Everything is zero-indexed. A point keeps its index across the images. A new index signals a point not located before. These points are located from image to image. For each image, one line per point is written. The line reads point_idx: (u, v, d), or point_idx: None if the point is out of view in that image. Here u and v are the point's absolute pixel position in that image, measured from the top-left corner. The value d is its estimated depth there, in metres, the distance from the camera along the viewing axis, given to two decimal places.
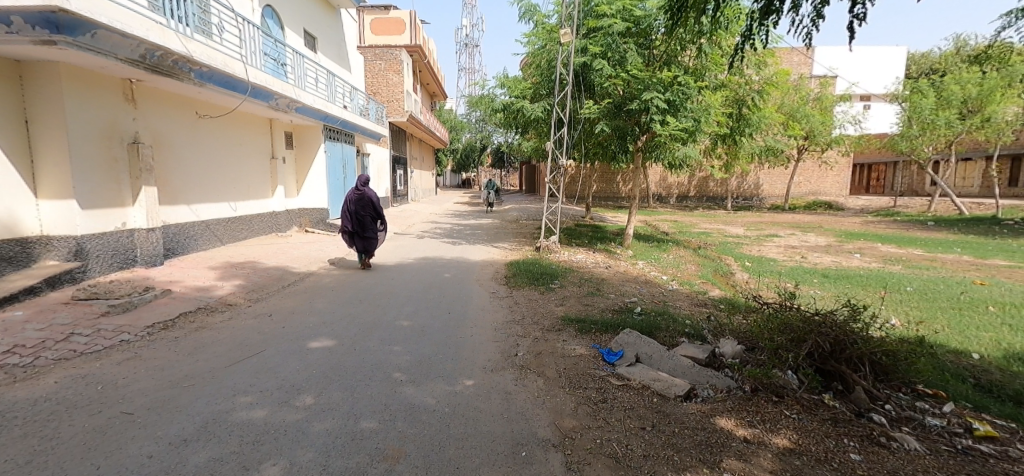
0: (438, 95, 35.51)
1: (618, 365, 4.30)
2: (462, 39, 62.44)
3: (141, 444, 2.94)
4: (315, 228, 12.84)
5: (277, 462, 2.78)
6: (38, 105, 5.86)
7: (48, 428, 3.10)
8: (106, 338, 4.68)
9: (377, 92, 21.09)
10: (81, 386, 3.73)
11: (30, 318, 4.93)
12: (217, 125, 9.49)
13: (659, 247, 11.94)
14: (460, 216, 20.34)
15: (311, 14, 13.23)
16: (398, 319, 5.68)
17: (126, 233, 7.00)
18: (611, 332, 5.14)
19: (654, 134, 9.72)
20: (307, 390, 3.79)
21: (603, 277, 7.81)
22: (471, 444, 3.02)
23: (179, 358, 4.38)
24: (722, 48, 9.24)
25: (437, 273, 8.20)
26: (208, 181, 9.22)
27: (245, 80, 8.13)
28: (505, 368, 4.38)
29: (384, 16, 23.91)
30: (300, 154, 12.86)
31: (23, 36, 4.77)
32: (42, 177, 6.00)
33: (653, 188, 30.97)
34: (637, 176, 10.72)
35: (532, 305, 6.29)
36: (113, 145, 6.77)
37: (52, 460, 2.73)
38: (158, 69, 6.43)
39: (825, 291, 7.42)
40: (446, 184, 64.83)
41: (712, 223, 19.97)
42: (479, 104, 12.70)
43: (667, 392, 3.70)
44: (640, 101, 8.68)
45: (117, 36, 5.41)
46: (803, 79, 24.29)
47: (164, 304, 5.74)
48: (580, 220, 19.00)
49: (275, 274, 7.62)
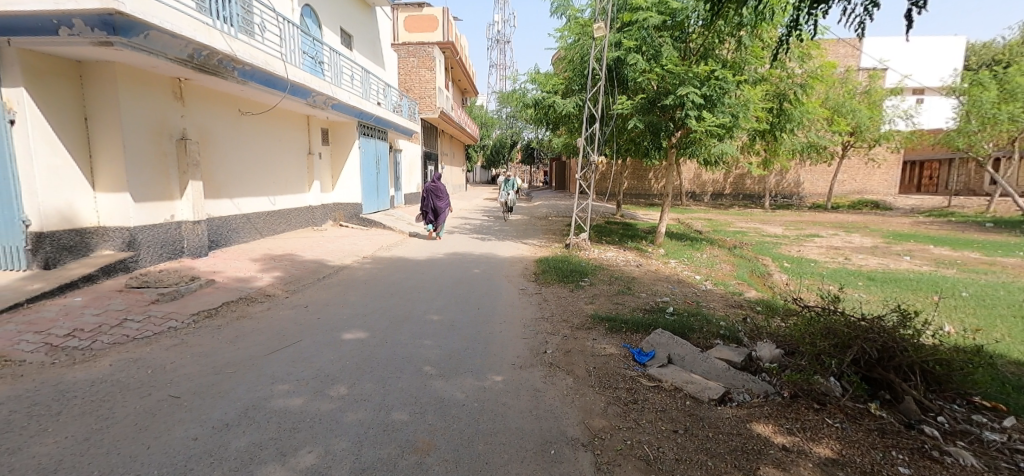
0: (469, 92, 35.56)
1: (650, 366, 4.25)
2: (494, 36, 62.16)
3: (188, 427, 3.09)
4: (350, 222, 13.15)
5: (313, 449, 2.87)
6: (95, 103, 6.20)
7: (104, 408, 3.31)
8: (156, 324, 4.93)
9: (409, 89, 21.40)
10: (132, 369, 3.95)
11: (87, 303, 5.25)
12: (258, 122, 9.81)
13: (693, 246, 11.66)
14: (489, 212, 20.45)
15: (347, 13, 13.48)
16: (428, 313, 5.75)
17: (174, 224, 7.33)
18: (643, 332, 5.05)
19: (689, 129, 9.44)
20: (341, 380, 3.90)
21: (634, 276, 7.68)
22: (500, 441, 3.03)
23: (223, 345, 4.58)
24: (763, 41, 8.95)
25: (466, 268, 8.25)
26: (250, 176, 9.59)
27: (284, 78, 8.35)
28: (534, 365, 4.38)
29: (417, 13, 24.17)
30: (336, 150, 13.19)
31: (83, 38, 5.03)
32: (99, 171, 6.35)
33: (686, 186, 30.40)
34: (670, 173, 10.42)
35: (561, 303, 6.24)
36: (163, 141, 7.09)
37: (107, 438, 2.92)
38: (205, 68, 6.67)
39: (872, 295, 7.06)
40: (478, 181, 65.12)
41: (749, 221, 19.32)
42: (510, 99, 12.63)
43: (701, 394, 3.62)
44: (674, 97, 8.42)
45: (167, 36, 5.62)
46: (851, 71, 23.11)
47: (208, 293, 5.99)
48: (609, 217, 18.74)
49: (311, 266, 7.84)
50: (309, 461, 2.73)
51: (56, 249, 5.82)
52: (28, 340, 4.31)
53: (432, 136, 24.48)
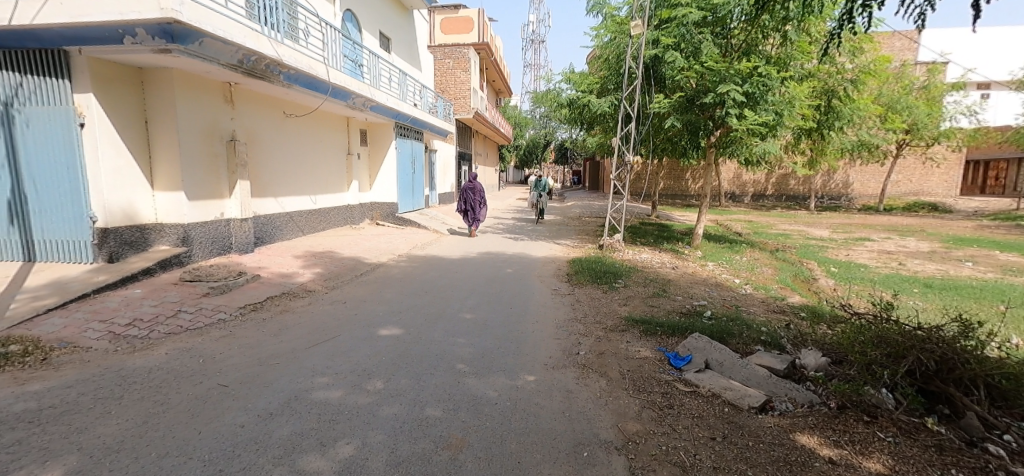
0: (503, 92, 35.70)
1: (686, 370, 4.16)
2: (530, 36, 62.35)
3: (235, 415, 3.24)
4: (385, 221, 13.46)
5: (350, 441, 2.95)
6: (155, 107, 6.60)
7: (160, 394, 3.53)
8: (206, 316, 5.20)
9: (444, 90, 21.71)
10: (185, 358, 4.19)
11: (146, 295, 5.60)
12: (301, 123, 10.18)
13: (732, 248, 11.30)
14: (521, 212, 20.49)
15: (386, 17, 13.82)
16: (461, 312, 5.82)
17: (223, 222, 7.71)
18: (679, 336, 4.93)
19: (730, 128, 9.14)
20: (377, 375, 4.00)
21: (669, 278, 7.51)
22: (532, 440, 3.03)
23: (267, 338, 4.79)
24: (810, 35, 8.58)
25: (499, 267, 8.30)
26: (293, 176, 9.97)
27: (326, 81, 8.64)
28: (566, 365, 4.36)
29: (453, 15, 24.48)
30: (373, 150, 13.54)
31: (145, 46, 5.35)
32: (157, 171, 6.76)
33: (726, 187, 29.53)
34: (708, 173, 10.15)
35: (594, 304, 6.18)
36: (215, 142, 7.47)
37: (163, 422, 3.11)
38: (253, 72, 6.98)
39: (929, 303, 6.64)
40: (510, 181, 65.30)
41: (793, 224, 18.53)
42: (544, 99, 12.60)
43: (740, 401, 3.51)
44: (714, 94, 8.15)
45: (220, 43, 5.91)
46: (907, 66, 21.78)
47: (253, 287, 6.27)
48: (644, 218, 18.41)
49: (349, 263, 8.07)
50: (346, 452, 2.82)
51: (119, 244, 6.25)
52: (94, 328, 4.65)
53: (466, 137, 24.74)
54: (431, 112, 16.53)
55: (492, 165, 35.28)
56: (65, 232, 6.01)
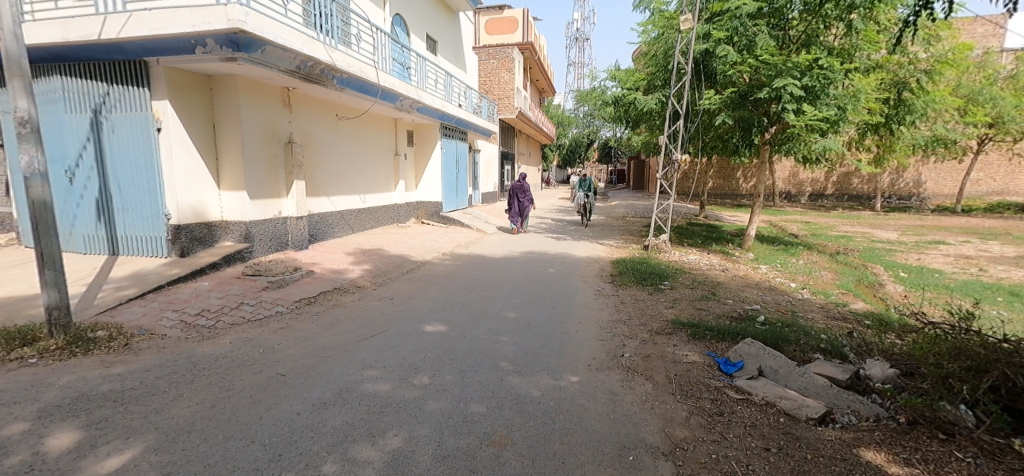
0: (547, 91, 35.65)
1: (738, 377, 3.99)
2: (574, 34, 61.99)
3: (292, 403, 3.42)
4: (430, 220, 13.78)
5: (398, 433, 3.04)
6: (222, 112, 7.05)
7: (226, 380, 3.78)
8: (266, 308, 5.52)
9: (488, 90, 21.94)
10: (248, 348, 4.47)
11: (212, 287, 6.01)
12: (352, 125, 10.58)
13: (787, 251, 10.76)
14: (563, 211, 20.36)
15: (434, 20, 14.13)
16: (505, 310, 5.87)
17: (281, 220, 8.13)
18: (729, 341, 4.75)
19: (786, 124, 8.69)
20: (423, 370, 4.10)
21: (719, 281, 7.25)
22: (576, 442, 3.01)
23: (321, 330, 5.02)
24: (879, 23, 8.02)
25: (542, 267, 8.30)
26: (344, 176, 10.37)
27: (376, 84, 8.93)
28: (611, 368, 4.29)
29: (498, 16, 24.66)
30: (420, 151, 13.89)
31: (213, 55, 5.73)
32: (223, 172, 7.22)
33: (780, 186, 28.15)
34: (762, 171, 9.71)
35: (639, 306, 6.06)
36: (274, 144, 7.88)
37: (228, 407, 3.33)
38: (310, 78, 7.31)
39: (1018, 314, 6.03)
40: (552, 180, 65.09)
41: (857, 225, 17.38)
42: (588, 97, 12.45)
43: (798, 412, 3.33)
44: (769, 89, 7.74)
45: (280, 50, 6.23)
46: (992, 53, 19.89)
47: (308, 282, 6.59)
48: (691, 218, 17.85)
49: (396, 261, 8.31)
50: (395, 444, 2.91)
51: (189, 240, 6.74)
52: (169, 317, 5.04)
53: (509, 137, 24.88)
54: (476, 113, 16.74)
55: (534, 164, 35.31)
56: (144, 228, 6.56)
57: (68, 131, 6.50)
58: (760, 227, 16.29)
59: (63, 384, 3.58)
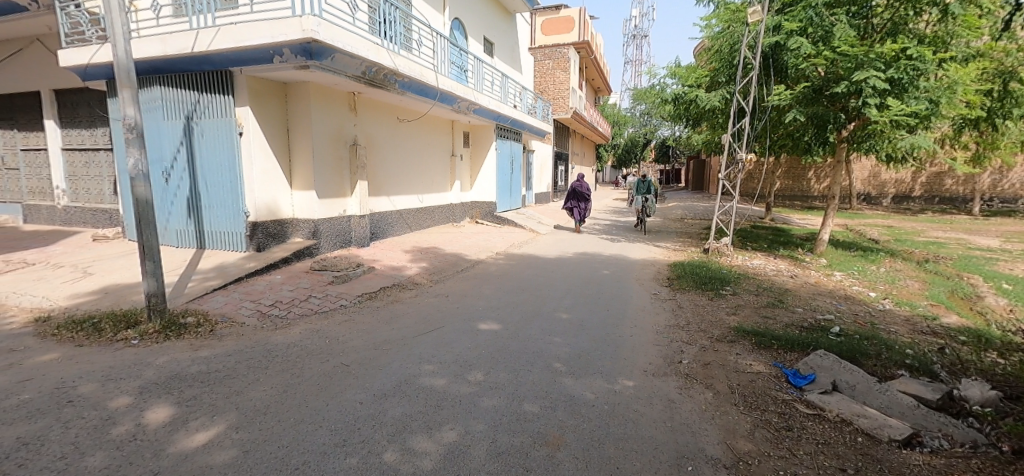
0: (603, 90, 35.16)
1: (808, 390, 3.74)
2: (631, 31, 60.65)
3: (355, 392, 3.60)
4: (484, 220, 14.01)
5: (454, 427, 3.12)
6: (295, 117, 7.55)
7: (296, 367, 4.05)
8: (331, 301, 5.85)
9: (543, 91, 21.98)
10: (315, 338, 4.76)
11: (284, 280, 6.44)
12: (412, 127, 10.95)
13: (866, 257, 9.94)
14: (618, 212, 19.95)
15: (491, 22, 14.32)
16: (558, 311, 5.85)
17: (345, 218, 8.55)
18: (799, 352, 4.47)
19: (867, 120, 8.03)
20: (477, 367, 4.18)
21: (787, 288, 6.83)
22: (632, 447, 2.95)
23: (381, 324, 5.26)
24: (981, 6, 7.24)
25: (596, 268, 8.20)
26: (403, 177, 10.75)
27: (436, 87, 9.19)
28: (668, 374, 4.17)
29: (554, 15, 24.59)
30: (475, 151, 14.16)
31: (289, 63, 6.15)
32: (296, 173, 7.72)
33: (858, 187, 26.06)
34: (838, 172, 9.03)
35: (698, 311, 5.83)
36: (340, 147, 8.32)
37: (298, 393, 3.56)
38: (374, 82, 7.64)
39: None
40: (606, 180, 63.88)
41: (952, 231, 15.72)
42: (646, 96, 12.13)
43: (878, 432, 3.07)
44: (847, 83, 7.22)
45: (347, 57, 6.56)
46: None
47: (369, 278, 6.90)
48: (756, 221, 16.94)
49: (451, 259, 8.52)
50: (451, 438, 2.99)
51: (265, 237, 7.27)
52: (247, 306, 5.47)
53: (563, 136, 24.75)
54: (530, 113, 16.81)
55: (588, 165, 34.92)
56: (227, 225, 7.16)
57: (165, 136, 7.21)
58: (833, 231, 15.13)
59: (159, 364, 3.98)
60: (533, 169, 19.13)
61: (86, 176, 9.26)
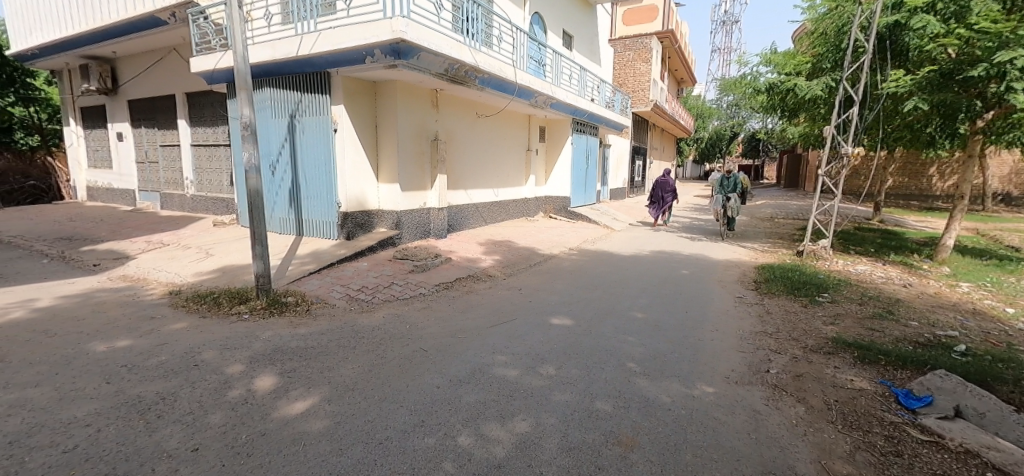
0: (686, 81, 33.44)
1: (923, 414, 3.32)
2: (720, 17, 56.93)
3: (432, 376, 3.78)
4: (558, 215, 13.96)
5: (526, 418, 3.18)
6: (383, 113, 8.00)
7: (381, 349, 4.34)
8: (411, 289, 6.18)
9: (622, 83, 21.38)
10: (396, 323, 5.06)
11: (369, 268, 6.89)
12: (489, 123, 11.17)
13: (1003, 267, 8.58)
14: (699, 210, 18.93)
15: (570, 15, 14.15)
16: (632, 310, 5.71)
17: (425, 210, 8.92)
18: (913, 370, 3.99)
19: (1011, 108, 6.89)
20: (549, 361, 4.20)
21: (900, 298, 6.09)
22: (710, 457, 2.82)
23: (457, 313, 5.47)
24: None
25: (674, 268, 7.88)
26: (479, 171, 11.00)
27: (514, 82, 9.30)
28: (753, 383, 3.91)
29: (637, 5, 23.74)
30: (550, 145, 14.18)
31: (379, 63, 6.52)
32: (382, 167, 8.18)
33: (993, 185, 22.51)
34: (970, 168, 7.87)
35: (790, 318, 5.39)
36: (422, 142, 8.67)
37: (383, 373, 3.81)
38: (456, 80, 7.89)
39: None
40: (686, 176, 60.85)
41: None
42: (736, 86, 11.37)
43: (1014, 469, 2.65)
44: (985, 66, 6.21)
45: (431, 56, 6.83)
46: None
47: (446, 268, 7.18)
48: (864, 222, 15.26)
49: (524, 253, 8.61)
50: (522, 428, 3.04)
51: (353, 226, 7.83)
52: (337, 290, 5.94)
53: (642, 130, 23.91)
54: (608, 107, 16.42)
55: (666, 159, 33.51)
56: (322, 215, 7.83)
57: (273, 133, 8.00)
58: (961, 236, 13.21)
59: (265, 338, 4.46)
60: (608, 164, 18.71)
61: (208, 168, 10.53)
